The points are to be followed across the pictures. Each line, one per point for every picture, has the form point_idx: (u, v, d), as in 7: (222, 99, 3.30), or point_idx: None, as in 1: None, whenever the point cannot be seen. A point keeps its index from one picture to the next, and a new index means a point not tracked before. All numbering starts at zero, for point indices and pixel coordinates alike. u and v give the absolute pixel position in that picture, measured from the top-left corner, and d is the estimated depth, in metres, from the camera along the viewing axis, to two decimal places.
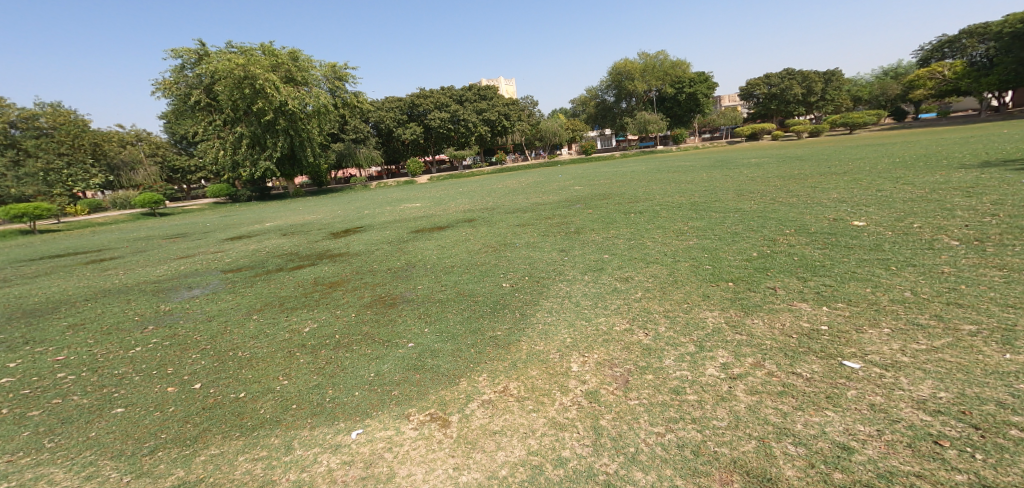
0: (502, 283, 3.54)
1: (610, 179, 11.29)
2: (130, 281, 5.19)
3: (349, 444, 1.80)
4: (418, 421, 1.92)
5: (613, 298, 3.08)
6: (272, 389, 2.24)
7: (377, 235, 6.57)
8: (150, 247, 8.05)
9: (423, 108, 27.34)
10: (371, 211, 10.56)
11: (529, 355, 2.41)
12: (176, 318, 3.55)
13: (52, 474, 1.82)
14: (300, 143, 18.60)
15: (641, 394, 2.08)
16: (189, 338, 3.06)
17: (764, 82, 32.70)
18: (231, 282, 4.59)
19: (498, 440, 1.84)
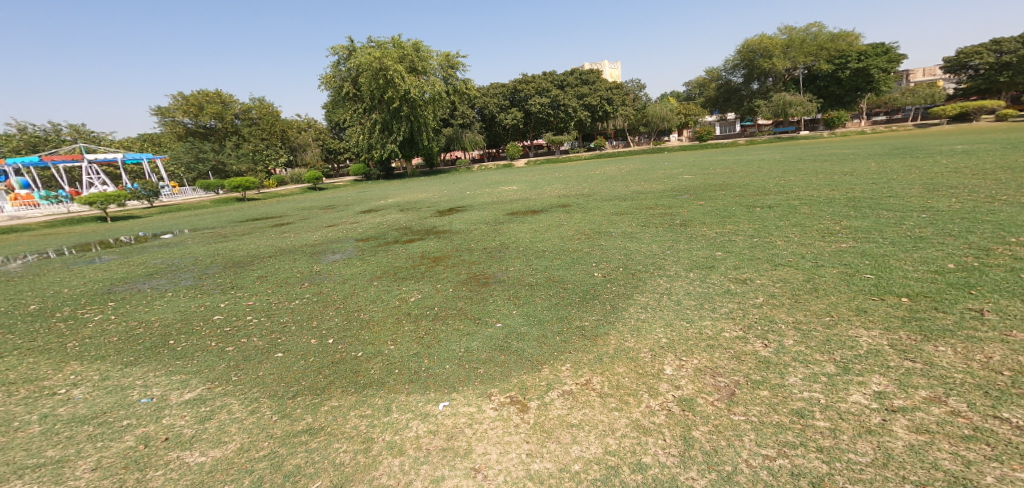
0: (594, 272, 3.55)
1: (728, 168, 10.25)
2: (296, 242, 6.23)
3: (438, 414, 1.97)
4: (498, 402, 2.01)
5: (724, 300, 2.81)
6: (382, 352, 2.56)
7: (477, 216, 6.99)
8: (306, 217, 9.56)
9: (525, 93, 27.19)
10: (471, 193, 11.14)
11: (616, 350, 2.36)
12: (323, 278, 4.20)
13: (234, 403, 2.30)
14: (419, 128, 20.72)
15: (748, 410, 1.87)
16: (329, 296, 3.65)
17: (989, 50, 25.99)
18: (361, 250, 5.31)
19: (575, 434, 1.83)
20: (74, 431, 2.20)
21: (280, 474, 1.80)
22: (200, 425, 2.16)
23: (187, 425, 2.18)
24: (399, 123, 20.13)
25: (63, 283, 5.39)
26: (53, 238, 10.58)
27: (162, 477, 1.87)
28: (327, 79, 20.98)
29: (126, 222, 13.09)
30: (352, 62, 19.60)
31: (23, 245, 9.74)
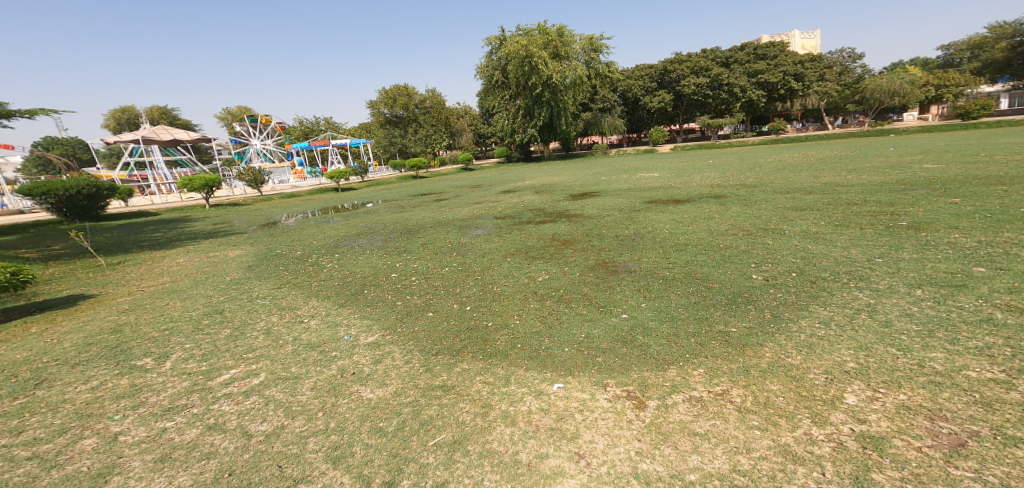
0: (752, 274, 3.18)
1: (1003, 155, 7.80)
2: (449, 218, 7.27)
3: (552, 394, 2.11)
4: (613, 394, 2.05)
5: (977, 330, 2.18)
6: (504, 327, 2.84)
7: (612, 201, 7.01)
8: (459, 196, 10.83)
9: (677, 74, 24.94)
10: (607, 177, 11.04)
11: (772, 365, 2.11)
12: (466, 250, 4.96)
13: (397, 352, 2.74)
14: (558, 113, 21.11)
15: (978, 471, 1.47)
16: (456, 269, 4.24)
17: None
18: (499, 227, 6.02)
19: (697, 443, 1.73)
20: (307, 355, 2.85)
21: (414, 423, 2.09)
22: (375, 367, 2.61)
23: (369, 364, 2.65)
24: (540, 108, 20.82)
25: (303, 237, 7.02)
26: (297, 204, 13.75)
27: (350, 399, 2.33)
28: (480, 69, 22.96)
29: (344, 193, 16.22)
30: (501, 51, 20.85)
31: (288, 209, 12.71)
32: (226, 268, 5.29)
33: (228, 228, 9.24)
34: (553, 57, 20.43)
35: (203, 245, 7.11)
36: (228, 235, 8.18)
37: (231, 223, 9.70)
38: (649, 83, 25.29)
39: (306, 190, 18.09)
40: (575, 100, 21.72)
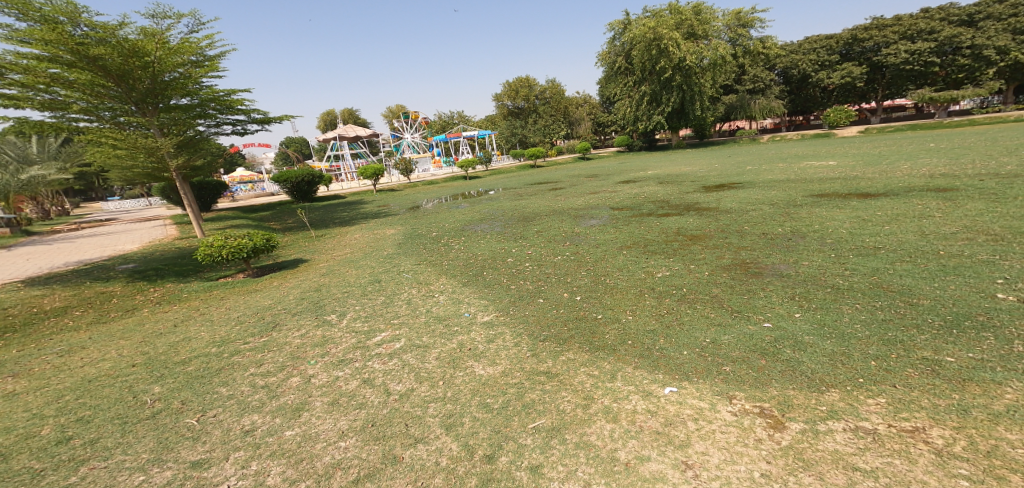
0: (998, 293, 2.62)
1: None
2: (564, 208, 7.38)
3: (659, 396, 2.14)
4: (740, 408, 1.99)
5: None
6: (612, 321, 2.89)
7: (758, 195, 6.37)
8: (575, 185, 10.82)
9: (875, 42, 20.39)
10: (754, 168, 10.02)
11: (1010, 409, 1.79)
12: (578, 239, 5.01)
13: (507, 334, 2.98)
14: (691, 97, 19.60)
15: None
16: (565, 259, 4.32)
17: None
18: (615, 218, 5.90)
19: (853, 479, 1.63)
20: (434, 329, 3.29)
21: (517, 404, 2.27)
22: (487, 345, 2.90)
23: (482, 342, 2.95)
24: (668, 94, 19.76)
25: (432, 228, 7.81)
26: (434, 193, 15.05)
27: (468, 372, 2.63)
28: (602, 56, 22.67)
29: (471, 182, 17.32)
30: (627, 36, 20.19)
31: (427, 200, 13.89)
32: (371, 255, 6.15)
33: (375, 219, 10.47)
34: (687, 38, 19.22)
35: (357, 236, 8.29)
36: (373, 226, 9.37)
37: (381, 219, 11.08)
38: (828, 55, 21.79)
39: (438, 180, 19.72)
40: (716, 82, 19.80)
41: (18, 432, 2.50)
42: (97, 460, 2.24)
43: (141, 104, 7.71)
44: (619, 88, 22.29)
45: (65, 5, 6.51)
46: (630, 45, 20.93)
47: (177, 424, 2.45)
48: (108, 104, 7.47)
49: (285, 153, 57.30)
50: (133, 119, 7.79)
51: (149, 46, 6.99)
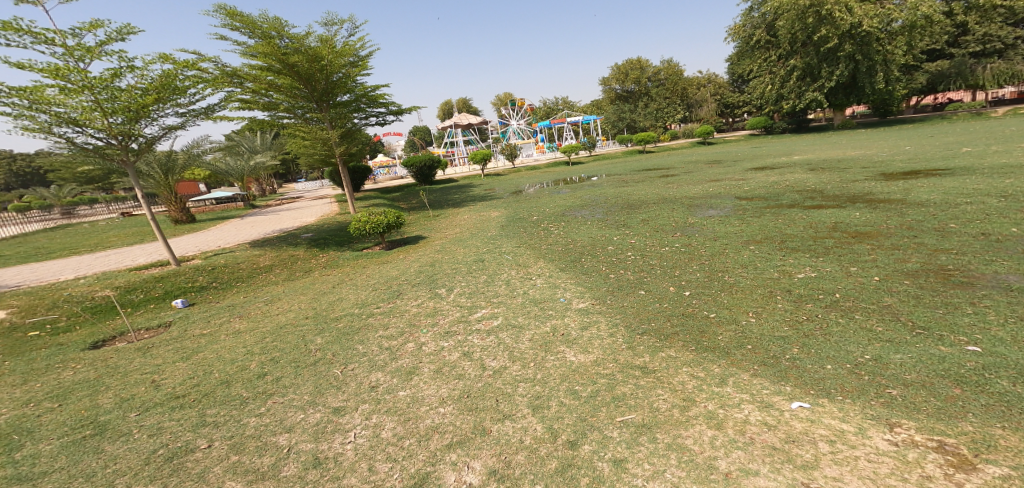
0: None
1: None
2: (680, 195, 8.02)
3: (740, 410, 2.43)
4: (903, 439, 2.12)
5: None
6: (713, 320, 3.30)
7: (949, 183, 6.16)
8: (692, 172, 11.06)
9: None
10: (945, 152, 9.21)
11: None
12: (693, 230, 5.55)
13: (606, 321, 3.57)
14: (868, 68, 18.67)
15: None
16: (688, 251, 4.85)
17: None
18: (740, 209, 6.29)
19: None
20: (531, 312, 4.09)
21: (605, 397, 2.72)
22: (582, 333, 3.48)
23: (586, 331, 3.52)
24: (829, 66, 19.40)
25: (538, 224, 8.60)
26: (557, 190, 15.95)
27: (562, 360, 3.19)
28: (737, 31, 23.48)
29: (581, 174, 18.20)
30: (771, 6, 20.19)
31: (539, 198, 14.91)
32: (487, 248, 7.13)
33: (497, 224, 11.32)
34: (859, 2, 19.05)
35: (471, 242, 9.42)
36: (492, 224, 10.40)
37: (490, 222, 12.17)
38: None
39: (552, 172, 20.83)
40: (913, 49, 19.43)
41: (238, 363, 3.89)
42: (277, 395, 3.33)
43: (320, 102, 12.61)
44: (757, 63, 22.39)
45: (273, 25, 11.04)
46: (775, 17, 20.95)
47: (327, 373, 3.55)
48: (300, 103, 12.37)
49: (413, 141, 65.64)
50: (316, 113, 12.64)
51: (325, 53, 11.39)
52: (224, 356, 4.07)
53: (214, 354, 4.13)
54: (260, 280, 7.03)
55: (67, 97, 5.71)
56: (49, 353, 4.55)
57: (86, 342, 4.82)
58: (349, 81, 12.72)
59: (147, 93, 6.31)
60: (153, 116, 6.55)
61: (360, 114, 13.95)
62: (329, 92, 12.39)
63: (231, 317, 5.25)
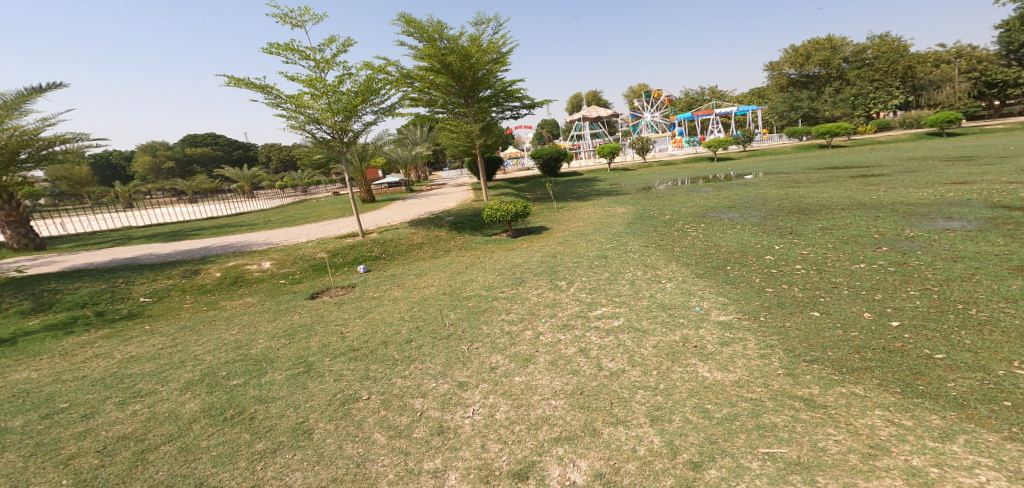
0: None
1: None
2: (886, 203, 11.01)
3: (914, 469, 3.40)
4: None
5: None
6: (905, 364, 4.48)
7: None
8: (902, 174, 14.94)
9: None
10: None
11: None
12: (909, 249, 7.44)
13: (789, 345, 5.12)
14: None
15: None
16: (923, 255, 7.09)
17: None
18: (965, 222, 8.48)
19: None
20: (656, 318, 6.34)
21: (751, 423, 4.08)
22: (716, 347, 5.31)
23: (754, 351, 5.12)
24: None
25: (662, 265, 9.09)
26: (746, 188, 17.89)
27: (696, 377, 4.85)
28: None
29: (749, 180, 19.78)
30: None
31: (668, 199, 17.38)
32: (710, 244, 9.72)
33: (632, 240, 11.49)
34: None
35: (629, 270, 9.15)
36: (635, 246, 10.91)
37: (614, 230, 12.70)
38: None
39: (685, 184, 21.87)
40: None
41: (394, 328, 7.62)
42: (418, 363, 6.35)
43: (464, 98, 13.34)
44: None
45: (437, 27, 12.09)
46: None
47: (456, 348, 6.66)
48: (451, 100, 13.36)
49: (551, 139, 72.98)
50: (463, 108, 13.43)
51: (474, 51, 11.92)
52: (383, 321, 7.92)
53: (377, 316, 8.12)
54: (414, 253, 11.21)
55: (316, 98, 8.86)
56: (296, 294, 9.25)
57: (310, 292, 9.33)
58: (492, 78, 13.02)
59: (357, 94, 9.17)
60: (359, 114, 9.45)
61: (498, 108, 14.39)
62: (475, 88, 13.07)
63: (392, 285, 9.41)
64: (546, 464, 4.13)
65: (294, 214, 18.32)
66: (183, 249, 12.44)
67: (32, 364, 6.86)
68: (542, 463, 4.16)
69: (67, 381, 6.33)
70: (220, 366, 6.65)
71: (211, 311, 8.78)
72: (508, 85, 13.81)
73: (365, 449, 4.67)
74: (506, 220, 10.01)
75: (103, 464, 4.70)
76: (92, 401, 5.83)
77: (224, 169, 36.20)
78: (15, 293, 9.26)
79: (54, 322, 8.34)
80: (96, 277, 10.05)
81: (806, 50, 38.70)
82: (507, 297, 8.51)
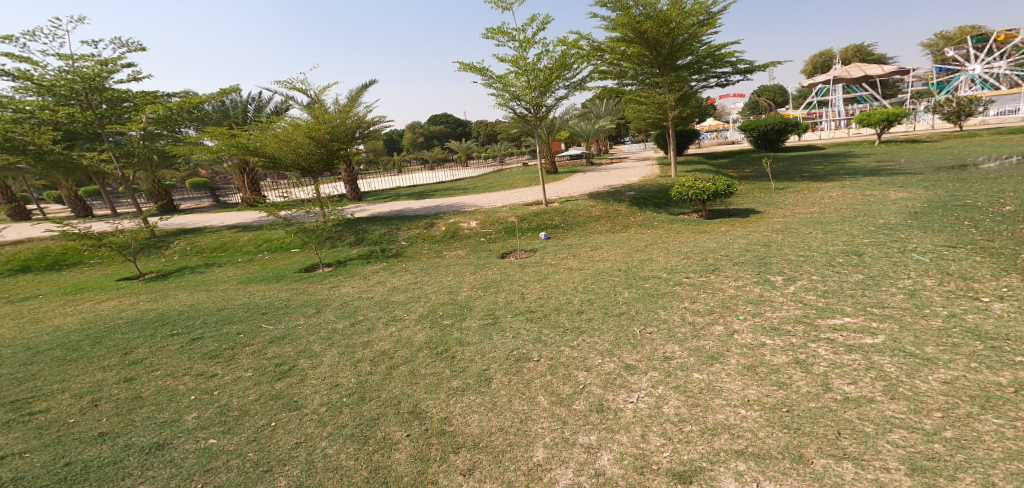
0: None
1: None
2: None
3: None
4: None
5: None
6: None
7: None
8: None
9: None
10: None
11: None
12: None
13: None
14: None
15: None
16: None
17: None
18: None
19: None
20: (956, 348, 5.10)
21: None
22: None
23: None
24: None
25: (986, 277, 6.75)
26: None
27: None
28: None
29: None
30: None
31: (978, 181, 13.04)
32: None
33: (921, 237, 8.76)
34: None
35: (900, 275, 7.16)
36: (924, 244, 8.37)
37: (881, 221, 9.97)
38: None
39: None
40: None
41: (567, 296, 7.99)
42: (586, 336, 6.62)
43: (659, 65, 12.46)
44: None
45: None
46: None
47: (632, 329, 6.63)
48: (643, 70, 12.86)
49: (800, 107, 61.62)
50: (656, 78, 12.81)
51: (674, 15, 11.13)
52: (557, 288, 8.35)
53: (552, 283, 8.54)
54: (591, 226, 11.28)
55: (516, 76, 8.64)
56: (490, 253, 10.43)
57: (498, 253, 10.37)
58: (694, 42, 11.99)
59: (554, 68, 8.70)
60: (555, 88, 8.98)
61: (701, 76, 13.19)
62: (673, 56, 12.16)
63: (568, 255, 9.67)
64: (718, 476, 4.05)
65: (493, 181, 20.59)
66: (426, 206, 15.28)
67: (351, 282, 10.14)
68: (713, 473, 4.09)
69: (364, 299, 9.04)
70: (438, 306, 8.30)
71: (437, 258, 10.72)
72: (714, 50, 12.49)
73: (529, 408, 5.21)
74: (703, 199, 9.00)
75: (371, 371, 6.35)
76: (373, 318, 8.12)
77: (453, 142, 43.44)
78: (348, 231, 13.50)
79: (360, 253, 11.88)
80: (385, 223, 13.49)
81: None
82: (694, 285, 7.80)
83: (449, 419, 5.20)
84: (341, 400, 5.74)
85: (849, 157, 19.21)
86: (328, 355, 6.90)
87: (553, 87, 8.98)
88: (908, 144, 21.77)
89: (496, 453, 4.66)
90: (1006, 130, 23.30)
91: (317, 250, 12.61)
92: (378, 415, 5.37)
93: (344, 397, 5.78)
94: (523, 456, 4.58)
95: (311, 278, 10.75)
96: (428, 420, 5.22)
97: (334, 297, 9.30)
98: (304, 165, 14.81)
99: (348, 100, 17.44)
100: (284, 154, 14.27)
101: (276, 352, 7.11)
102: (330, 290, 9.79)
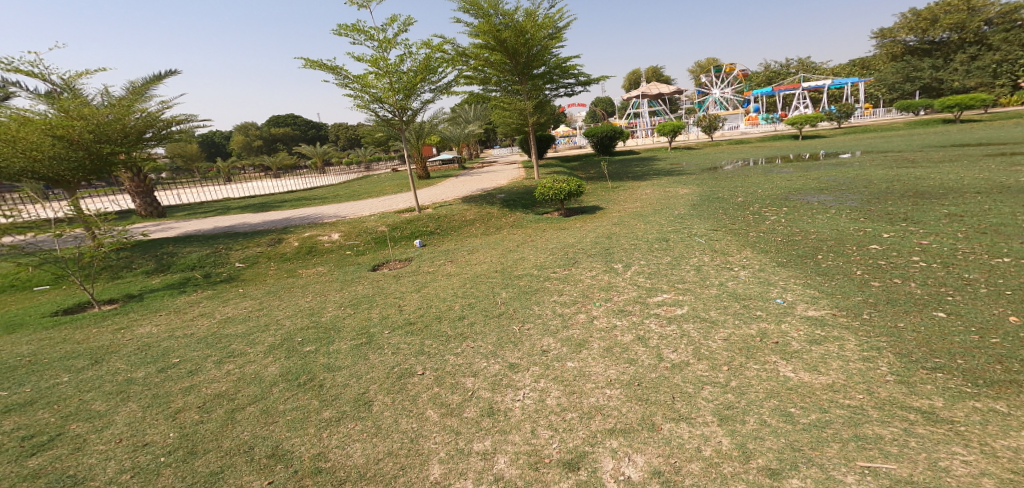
0: None
1: None
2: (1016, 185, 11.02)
3: None
4: None
5: None
6: None
7: None
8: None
9: None
10: None
11: None
12: None
13: (904, 346, 5.01)
14: None
15: None
16: None
17: None
18: None
19: None
20: (726, 310, 6.46)
21: (847, 433, 4.03)
22: (804, 344, 5.32)
23: (856, 351, 5.05)
24: None
25: (734, 252, 8.78)
26: (836, 167, 17.36)
27: (777, 376, 4.87)
28: None
29: (842, 158, 19.47)
30: None
31: (738, 178, 16.94)
32: (800, 230, 9.57)
33: (698, 224, 10.96)
34: None
35: (691, 255, 8.87)
36: (701, 230, 10.51)
37: (676, 213, 12.22)
38: None
39: (753, 165, 20.73)
40: None
41: (449, 303, 7.77)
42: (472, 341, 6.48)
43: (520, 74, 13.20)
44: None
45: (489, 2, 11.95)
46: None
47: (512, 328, 6.74)
48: (505, 78, 13.46)
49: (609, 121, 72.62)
50: (516, 86, 13.52)
51: (529, 27, 11.92)
52: (437, 297, 8.02)
53: (433, 292, 8.22)
54: (466, 230, 11.27)
55: (376, 78, 8.09)
56: (361, 266, 9.59)
57: (371, 265, 9.59)
58: (547, 53, 12.90)
59: (418, 73, 8.41)
60: (419, 93, 8.68)
61: (554, 85, 14.36)
62: (530, 66, 13.00)
63: (446, 262, 9.47)
64: (599, 457, 4.20)
65: (360, 188, 19.13)
66: (270, 220, 13.23)
67: (153, 319, 7.87)
68: (594, 455, 4.23)
69: (182, 336, 7.23)
70: (296, 332, 7.10)
71: (291, 278, 9.36)
72: (562, 62, 13.70)
73: (418, 425, 4.80)
74: (560, 199, 9.79)
75: (201, 420, 5.04)
76: (195, 358, 6.40)
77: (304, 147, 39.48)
78: (148, 255, 10.74)
79: (171, 283, 9.53)
80: (205, 243, 11.18)
81: (932, 14, 36.17)
82: (560, 278, 8.39)
83: (326, 454, 4.49)
84: (156, 461, 4.47)
85: (653, 161, 23.10)
86: (122, 412, 5.22)
87: (418, 91, 8.69)
88: (684, 150, 26.96)
89: (387, 482, 4.18)
90: (731, 142, 30.89)
91: (89, 283, 9.67)
92: (221, 469, 4.37)
93: (161, 457, 4.52)
94: (418, 477, 4.21)
95: (78, 318, 8.12)
96: (296, 461, 4.44)
97: (126, 340, 7.15)
98: (53, 174, 11.14)
99: (129, 92, 13.94)
100: (7, 158, 10.45)
101: (20, 423, 5.07)
102: (124, 329, 7.53)
